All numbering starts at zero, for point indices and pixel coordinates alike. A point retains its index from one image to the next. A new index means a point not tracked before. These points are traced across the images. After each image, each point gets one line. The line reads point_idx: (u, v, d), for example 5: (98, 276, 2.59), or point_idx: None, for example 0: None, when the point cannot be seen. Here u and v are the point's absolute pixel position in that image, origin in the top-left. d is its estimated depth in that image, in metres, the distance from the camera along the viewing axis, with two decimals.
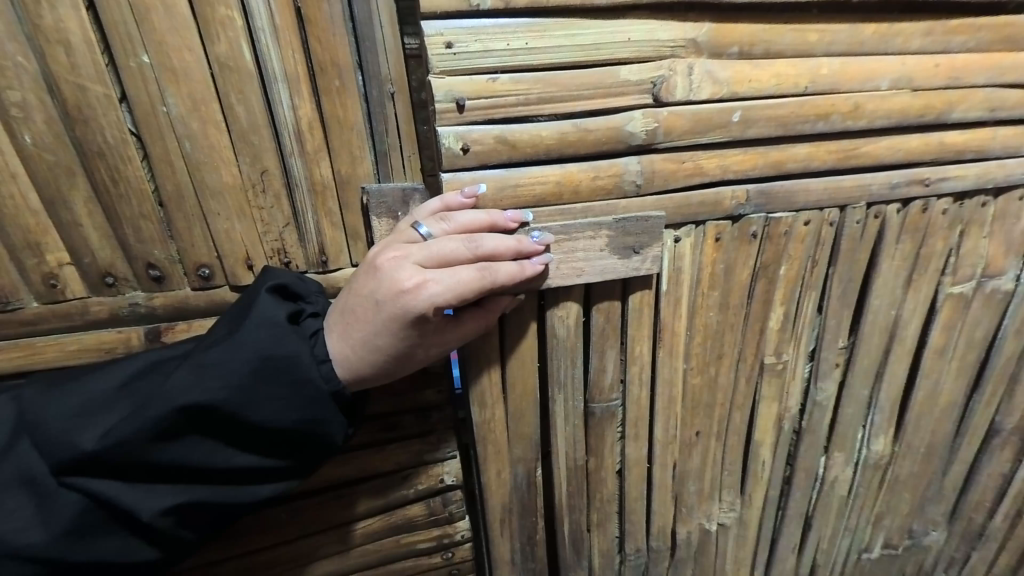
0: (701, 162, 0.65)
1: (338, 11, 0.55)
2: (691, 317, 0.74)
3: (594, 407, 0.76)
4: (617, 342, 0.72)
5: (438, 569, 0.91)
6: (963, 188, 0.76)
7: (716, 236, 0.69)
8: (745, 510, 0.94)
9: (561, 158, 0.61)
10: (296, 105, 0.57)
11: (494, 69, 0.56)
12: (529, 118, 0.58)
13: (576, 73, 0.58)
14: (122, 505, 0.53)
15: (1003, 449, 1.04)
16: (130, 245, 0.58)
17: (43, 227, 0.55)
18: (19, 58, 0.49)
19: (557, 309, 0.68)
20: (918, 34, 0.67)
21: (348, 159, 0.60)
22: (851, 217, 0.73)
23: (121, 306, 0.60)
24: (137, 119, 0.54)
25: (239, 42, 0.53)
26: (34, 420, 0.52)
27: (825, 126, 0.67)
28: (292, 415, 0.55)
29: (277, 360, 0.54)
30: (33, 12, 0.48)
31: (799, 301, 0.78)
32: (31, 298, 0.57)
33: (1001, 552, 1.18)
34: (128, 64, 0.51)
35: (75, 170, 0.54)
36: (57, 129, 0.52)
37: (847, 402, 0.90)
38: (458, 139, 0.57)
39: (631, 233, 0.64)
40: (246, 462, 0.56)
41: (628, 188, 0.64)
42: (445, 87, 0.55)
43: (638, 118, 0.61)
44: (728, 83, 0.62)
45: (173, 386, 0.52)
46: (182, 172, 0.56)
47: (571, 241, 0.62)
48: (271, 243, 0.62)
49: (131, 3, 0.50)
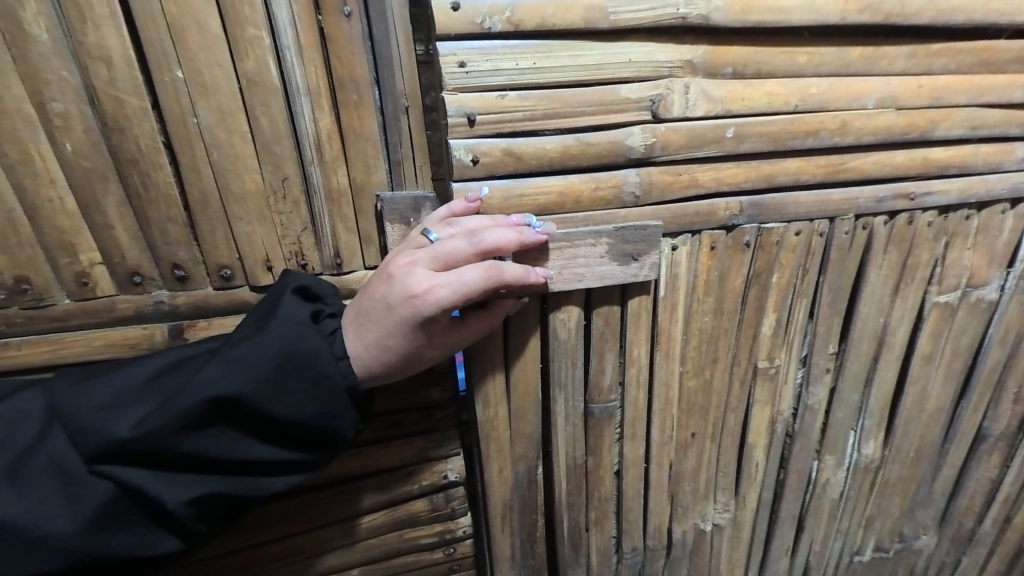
0: (696, 175, 0.69)
1: (357, 31, 0.59)
2: (686, 322, 0.78)
3: (593, 407, 0.79)
4: (616, 344, 0.76)
5: (439, 564, 0.94)
6: (946, 202, 0.80)
7: (711, 245, 0.73)
8: (739, 511, 0.97)
9: (563, 169, 0.65)
10: (317, 117, 0.61)
11: (503, 86, 0.60)
12: (535, 132, 0.62)
13: (579, 91, 0.62)
14: (146, 494, 0.55)
15: (991, 454, 1.07)
16: (157, 246, 0.61)
17: (77, 229, 0.58)
18: (63, 72, 0.53)
19: (559, 312, 0.71)
20: (903, 57, 0.71)
21: (363, 168, 0.64)
22: (840, 228, 0.77)
23: (146, 304, 0.63)
24: (169, 129, 0.57)
25: (265, 59, 0.57)
26: (68, 410, 0.55)
27: (814, 142, 0.71)
28: (309, 409, 0.58)
29: (297, 357, 0.57)
30: (78, 30, 0.52)
31: (791, 308, 0.81)
32: (61, 295, 0.61)
33: (991, 556, 1.20)
34: (163, 79, 0.55)
35: (110, 176, 0.57)
36: (95, 138, 0.56)
37: (838, 406, 0.93)
38: (467, 151, 0.61)
39: (630, 241, 0.67)
40: (264, 454, 0.59)
41: (627, 198, 0.67)
42: (457, 103, 0.59)
43: (637, 133, 0.65)
44: (722, 101, 0.66)
45: (201, 379, 0.55)
46: (208, 179, 0.60)
47: (573, 248, 0.66)
48: (289, 246, 0.65)
49: (168, 22, 0.54)
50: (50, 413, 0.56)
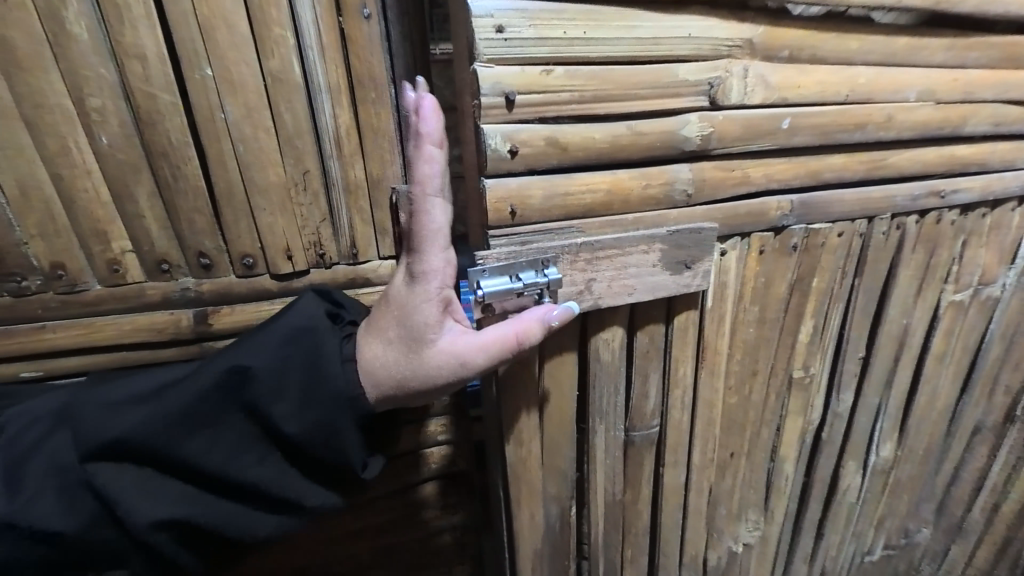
0: (748, 171, 0.66)
1: (376, 31, 0.62)
2: (730, 334, 0.77)
3: (635, 435, 0.78)
4: (659, 363, 0.75)
5: (449, 548, 0.99)
6: (969, 200, 0.82)
7: (760, 247, 0.72)
8: (767, 528, 0.99)
9: (611, 163, 0.60)
10: (337, 114, 0.64)
11: (547, 60, 0.54)
12: (582, 119, 0.57)
13: (632, 69, 0.57)
14: (123, 511, 0.49)
15: (981, 445, 1.11)
16: (184, 235, 0.64)
17: (110, 218, 0.62)
18: (101, 70, 0.56)
19: (603, 333, 0.69)
20: (943, 48, 0.70)
21: (379, 162, 0.68)
22: (878, 227, 0.79)
23: (173, 290, 0.66)
24: (198, 123, 0.60)
25: (289, 58, 0.61)
26: (71, 403, 0.53)
27: (861, 135, 0.70)
28: (313, 423, 0.52)
29: (307, 359, 0.53)
30: (116, 31, 0.55)
31: (827, 314, 0.83)
32: (93, 281, 0.64)
33: (980, 545, 1.24)
34: (193, 76, 0.58)
35: (141, 168, 0.61)
36: (128, 131, 0.59)
37: (860, 410, 0.95)
38: (505, 139, 0.54)
39: (683, 247, 0.64)
40: (258, 475, 0.53)
41: (678, 196, 0.64)
42: (492, 79, 0.52)
43: (693, 122, 0.61)
44: (777, 87, 0.63)
45: (206, 377, 0.52)
46: (234, 172, 0.63)
47: (624, 257, 0.62)
48: (308, 236, 0.69)
49: (200, 21, 0.57)
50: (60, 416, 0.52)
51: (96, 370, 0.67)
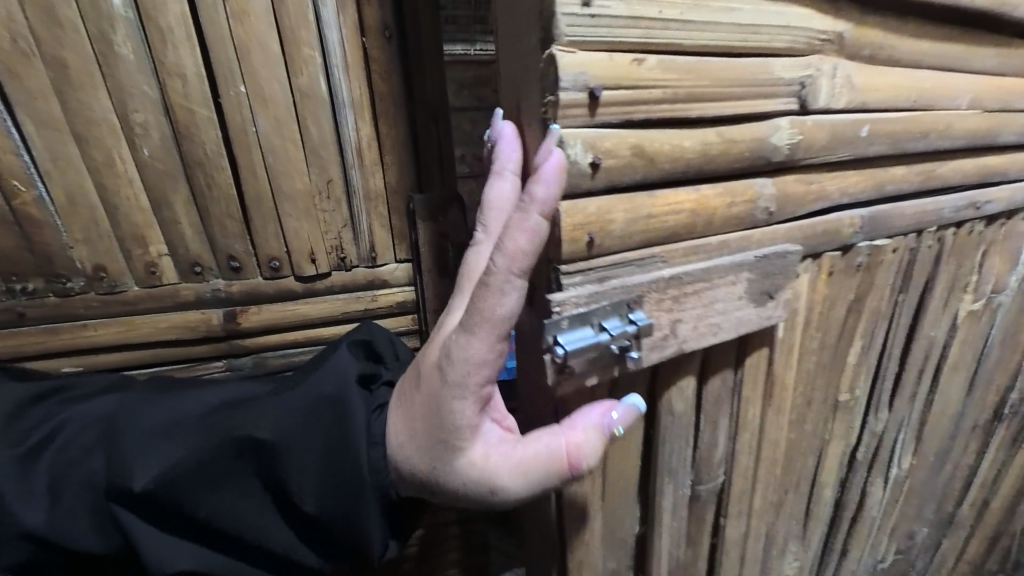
0: (825, 183, 0.58)
1: (394, 51, 0.67)
2: (796, 363, 0.69)
3: (701, 490, 0.70)
4: (730, 408, 0.66)
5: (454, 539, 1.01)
6: (998, 209, 0.78)
7: (828, 268, 0.64)
8: (804, 558, 0.94)
9: (697, 175, 0.49)
10: (359, 127, 0.69)
11: (639, 46, 0.42)
12: (671, 120, 0.45)
13: (727, 61, 0.46)
14: (142, 557, 0.50)
15: (970, 442, 1.13)
16: (217, 239, 0.69)
17: (149, 223, 0.66)
18: (144, 86, 0.61)
19: (672, 389, 0.60)
20: (989, 51, 0.66)
21: (397, 172, 0.73)
22: (925, 241, 0.72)
23: (205, 291, 0.71)
24: (231, 135, 0.65)
25: (316, 76, 0.65)
26: (117, 429, 0.53)
27: (926, 144, 0.63)
28: (330, 500, 0.50)
29: (337, 429, 0.51)
30: (159, 51, 0.60)
31: (874, 334, 0.76)
32: (132, 281, 0.68)
33: (971, 539, 1.29)
34: (228, 93, 0.63)
35: (179, 178, 0.65)
36: (168, 143, 0.63)
37: (889, 430, 0.93)
38: (587, 149, 0.42)
39: (772, 274, 0.54)
40: (276, 541, 0.52)
41: (759, 214, 0.54)
42: (576, 68, 0.39)
43: (784, 128, 0.52)
44: (861, 91, 0.55)
45: (241, 430, 0.51)
46: (263, 180, 0.68)
47: (710, 290, 0.51)
48: (331, 240, 0.73)
49: (235, 42, 0.61)
50: (104, 438, 0.54)
51: (132, 365, 0.72)
